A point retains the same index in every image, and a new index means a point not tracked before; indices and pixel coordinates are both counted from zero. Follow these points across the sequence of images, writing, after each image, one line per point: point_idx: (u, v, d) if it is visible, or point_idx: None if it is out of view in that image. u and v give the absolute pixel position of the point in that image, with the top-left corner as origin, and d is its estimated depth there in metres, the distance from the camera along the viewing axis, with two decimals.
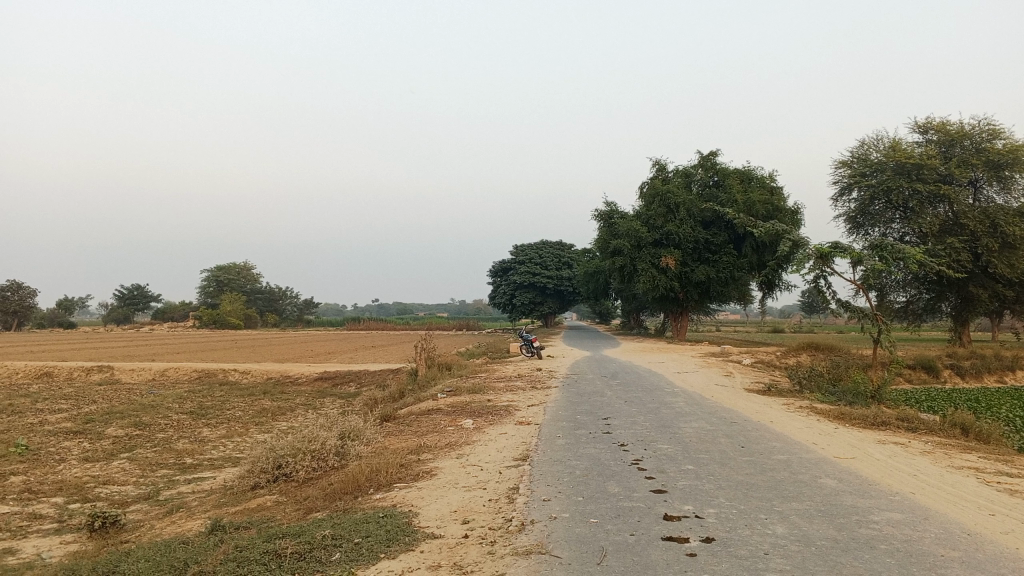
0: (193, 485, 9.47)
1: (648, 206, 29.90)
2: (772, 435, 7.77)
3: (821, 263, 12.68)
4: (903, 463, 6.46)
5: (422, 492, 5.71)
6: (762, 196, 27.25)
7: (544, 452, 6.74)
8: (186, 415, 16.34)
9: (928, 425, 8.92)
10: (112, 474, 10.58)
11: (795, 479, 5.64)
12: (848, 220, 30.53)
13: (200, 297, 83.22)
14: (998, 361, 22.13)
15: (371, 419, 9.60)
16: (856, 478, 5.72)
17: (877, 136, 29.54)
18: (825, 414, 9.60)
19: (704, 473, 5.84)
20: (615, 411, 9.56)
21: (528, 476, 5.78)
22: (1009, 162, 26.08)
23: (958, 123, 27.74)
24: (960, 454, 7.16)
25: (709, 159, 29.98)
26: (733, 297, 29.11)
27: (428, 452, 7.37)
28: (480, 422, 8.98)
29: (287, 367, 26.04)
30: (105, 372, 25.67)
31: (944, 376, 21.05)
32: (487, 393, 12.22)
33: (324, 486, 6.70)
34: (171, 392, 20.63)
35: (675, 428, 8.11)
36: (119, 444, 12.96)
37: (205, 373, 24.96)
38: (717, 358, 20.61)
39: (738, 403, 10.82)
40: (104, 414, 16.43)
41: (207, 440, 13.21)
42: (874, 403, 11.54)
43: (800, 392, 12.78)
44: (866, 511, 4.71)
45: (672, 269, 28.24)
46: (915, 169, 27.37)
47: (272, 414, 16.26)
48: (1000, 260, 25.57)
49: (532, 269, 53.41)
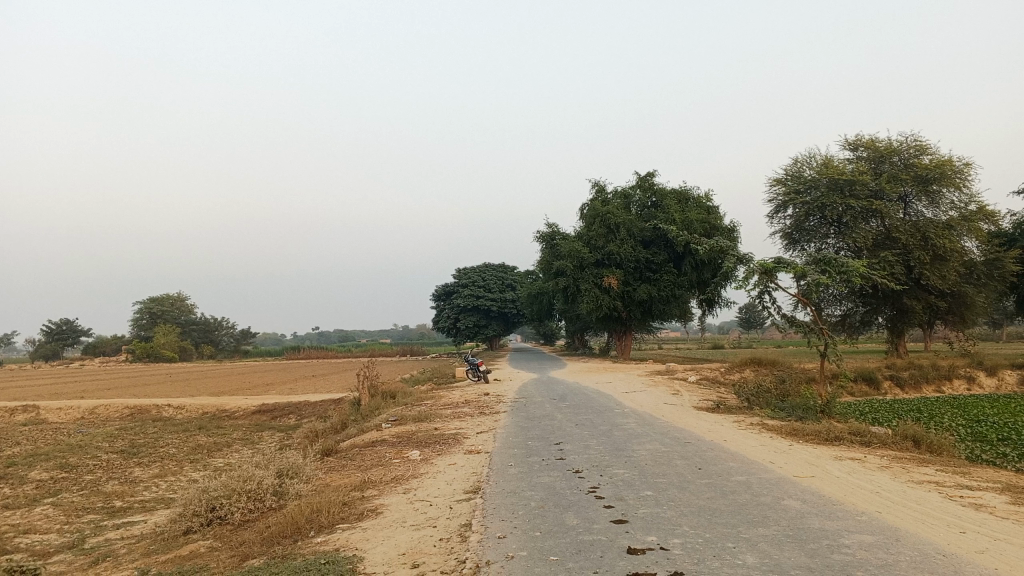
0: (122, 531, 8.86)
1: (589, 226, 29.91)
2: (728, 455, 7.57)
3: (766, 278, 12.68)
4: (864, 480, 6.31)
5: (367, 533, 5.33)
6: (700, 215, 27.50)
7: (496, 483, 6.42)
8: (116, 454, 15.52)
9: (881, 439, 8.86)
10: (33, 522, 9.86)
11: (758, 502, 5.42)
12: (784, 236, 31.02)
13: (132, 329, 80.55)
14: (935, 371, 22.60)
15: (311, 455, 9.13)
16: (819, 498, 5.53)
17: (809, 154, 30.14)
18: (778, 431, 9.50)
19: (664, 499, 5.58)
20: (566, 435, 9.30)
21: (480, 511, 5.46)
22: (937, 176, 26.86)
23: (887, 140, 28.51)
24: (917, 468, 7.06)
25: (646, 179, 30.18)
26: (675, 315, 29.25)
27: (372, 488, 6.97)
28: (427, 452, 8.61)
29: (224, 401, 25.14)
30: (30, 412, 24.40)
31: (884, 388, 21.40)
32: (433, 420, 11.82)
33: (262, 529, 6.26)
34: (101, 431, 19.64)
35: (628, 451, 7.88)
36: (43, 488, 12.18)
37: (137, 409, 23.89)
38: (663, 377, 20.58)
39: (689, 422, 10.66)
40: (27, 457, 15.50)
41: (138, 481, 12.52)
42: (823, 418, 11.50)
43: (749, 408, 12.69)
44: (834, 534, 4.52)
45: (614, 288, 28.25)
46: (848, 185, 27.96)
47: (208, 451, 15.57)
48: (932, 272, 26.24)
49: (475, 292, 53.06)
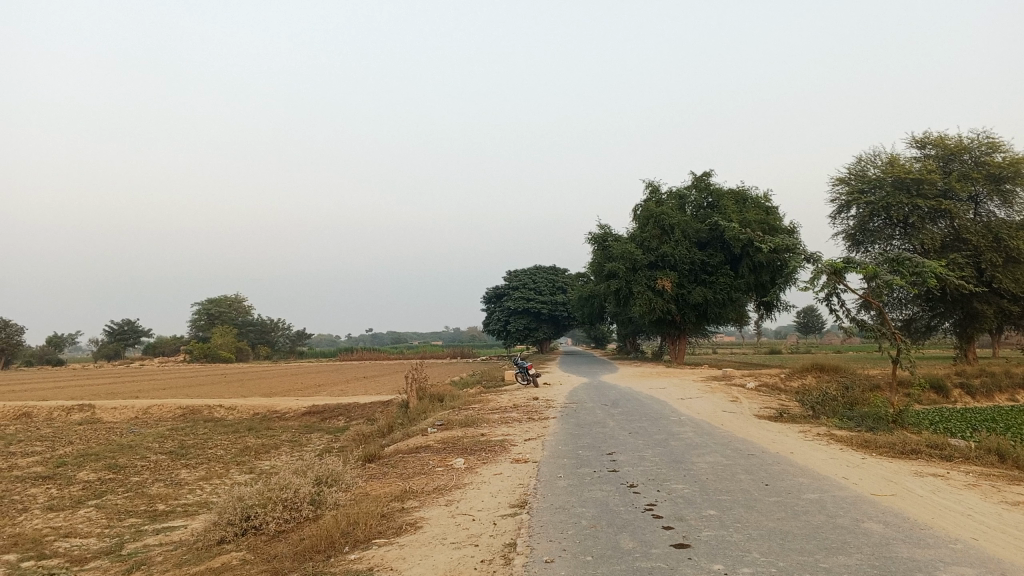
0: (162, 536, 8.65)
1: (642, 227, 29.23)
2: (796, 470, 6.98)
3: (834, 279, 11.98)
4: (952, 500, 5.68)
5: (403, 551, 4.91)
6: (759, 215, 26.66)
7: (544, 497, 5.97)
8: (164, 455, 15.47)
9: (963, 453, 8.15)
10: (75, 524, 9.72)
11: (835, 525, 4.86)
12: (847, 237, 29.91)
13: (191, 330, 82.12)
14: (1009, 379, 21.44)
15: (353, 462, 8.81)
16: (905, 522, 4.94)
17: (873, 151, 29.00)
18: (848, 443, 8.85)
19: (730, 520, 5.06)
20: (620, 444, 8.80)
21: (526, 529, 5.02)
22: (1010, 174, 25.61)
23: (957, 136, 27.27)
24: (1010, 487, 6.37)
25: (702, 179, 29.42)
26: (731, 319, 28.44)
27: (413, 499, 6.57)
28: (472, 460, 8.20)
29: (274, 402, 25.15)
30: (86, 411, 24.73)
31: (954, 396, 20.35)
32: (480, 426, 11.42)
33: (296, 541, 5.91)
34: (152, 431, 19.74)
35: (687, 463, 7.35)
36: (89, 489, 12.11)
37: (189, 410, 24.01)
38: (719, 382, 19.94)
39: (750, 432, 10.05)
40: (78, 457, 15.53)
41: (183, 483, 12.36)
42: (896, 428, 10.78)
43: (814, 418, 11.99)
44: (929, 566, 3.96)
45: (668, 291, 27.57)
46: (915, 184, 26.82)
47: (255, 452, 15.44)
48: (1005, 275, 25.02)
49: (527, 295, 52.54)
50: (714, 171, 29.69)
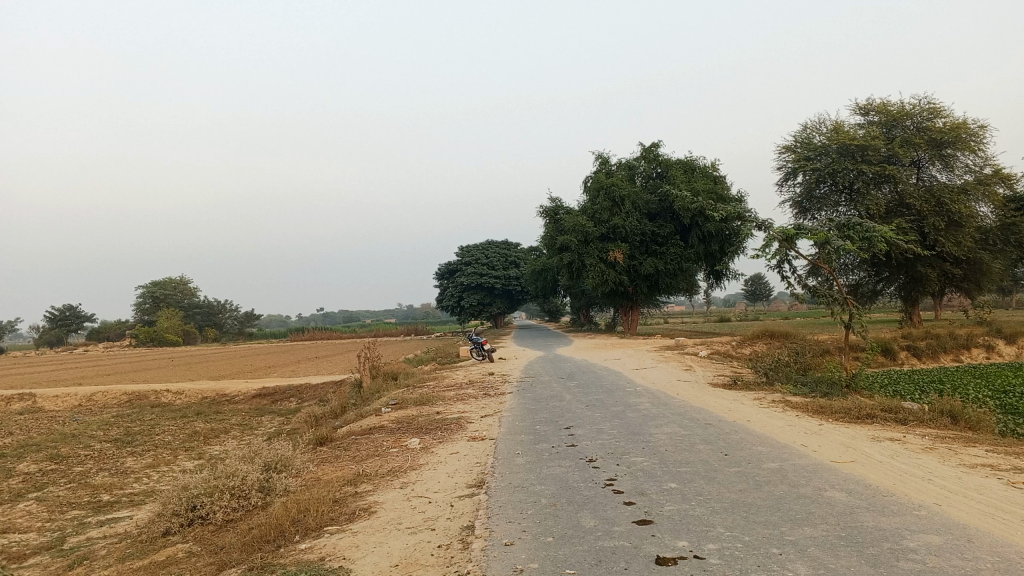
0: (105, 529, 8.30)
1: (593, 199, 29.12)
2: (755, 438, 6.92)
3: (786, 245, 12.00)
4: (911, 465, 5.65)
5: (356, 539, 4.70)
6: (708, 184, 26.74)
7: (503, 475, 5.81)
8: (109, 443, 14.97)
9: (917, 415, 8.21)
10: (13, 519, 9.30)
11: (798, 495, 4.78)
12: (795, 205, 30.27)
13: (136, 314, 80.20)
14: (953, 341, 21.96)
15: (304, 447, 8.54)
16: (867, 489, 4.88)
17: (819, 119, 29.29)
18: (804, 409, 8.87)
19: (692, 493, 4.96)
20: (578, 417, 8.70)
21: (484, 510, 4.85)
22: (951, 139, 26.05)
23: (899, 103, 27.63)
24: (966, 449, 6.39)
25: (651, 150, 29.38)
26: (682, 289, 28.62)
27: (366, 482, 6.35)
28: (427, 440, 8.01)
29: (223, 385, 24.56)
30: (26, 400, 23.88)
31: (900, 358, 20.78)
32: (435, 403, 11.23)
33: (245, 531, 5.65)
34: (96, 419, 19.10)
35: (645, 435, 7.25)
36: (29, 482, 11.60)
37: (135, 396, 23.33)
38: (673, 351, 20.03)
39: (707, 401, 10.03)
40: (17, 448, 14.94)
41: (129, 472, 11.94)
42: (849, 393, 10.87)
43: (769, 384, 12.04)
44: (895, 535, 3.89)
45: (620, 263, 27.59)
46: (860, 151, 27.16)
47: (204, 437, 15.04)
48: (947, 239, 25.55)
49: (479, 270, 52.23)
50: (662, 142, 29.67)
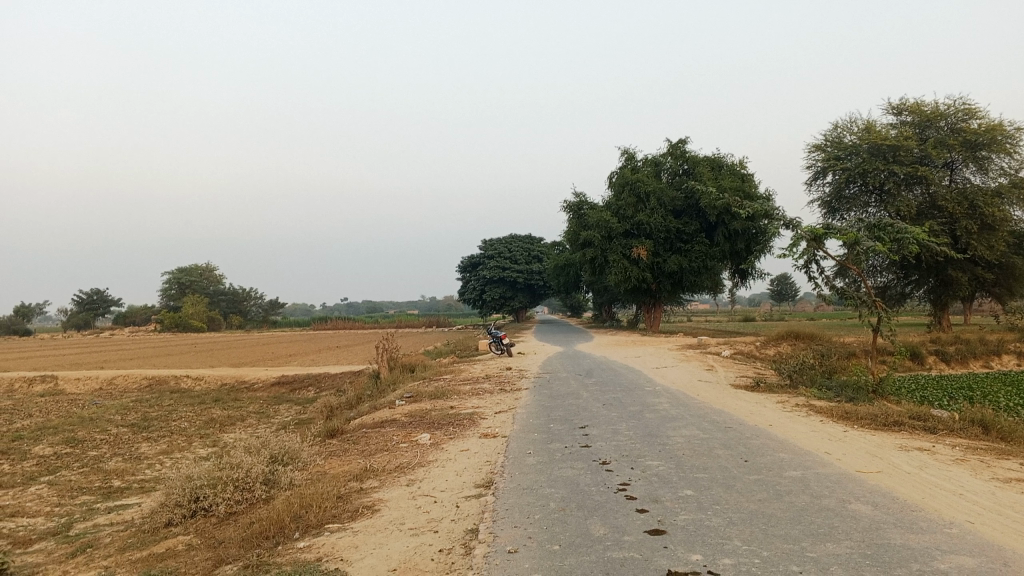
0: (112, 516, 8.21)
1: (618, 195, 28.79)
2: (776, 444, 6.66)
3: (814, 245, 11.67)
4: (941, 478, 5.36)
5: (356, 539, 4.52)
6: (734, 182, 26.33)
7: (512, 476, 5.60)
8: (126, 428, 14.96)
9: (947, 424, 7.88)
10: (24, 503, 9.25)
11: (820, 507, 4.54)
12: (823, 204, 29.77)
13: (163, 299, 81.02)
14: (983, 346, 21.43)
15: (314, 439, 8.39)
16: (895, 503, 4.63)
17: (850, 118, 28.75)
18: (829, 414, 8.56)
19: (709, 501, 4.73)
20: (592, 417, 8.45)
21: (491, 513, 4.64)
22: (987, 141, 25.39)
23: (933, 103, 27.00)
24: (998, 462, 6.09)
25: (678, 146, 28.96)
26: (706, 287, 28.22)
27: (372, 478, 6.18)
28: (438, 435, 7.84)
29: (242, 372, 24.58)
30: (48, 382, 24.03)
31: (929, 364, 20.32)
32: (450, 398, 11.04)
33: (245, 525, 5.50)
34: (115, 403, 19.15)
35: (662, 437, 7.01)
36: (43, 465, 11.59)
37: (155, 381, 23.44)
38: (694, 351, 19.73)
39: (726, 402, 9.75)
40: (36, 430, 14.99)
41: (142, 458, 11.88)
42: (875, 399, 10.53)
43: (792, 387, 11.72)
44: (924, 555, 3.63)
45: (644, 259, 27.28)
46: (891, 151, 26.61)
47: (220, 425, 14.98)
48: (979, 242, 24.93)
49: (502, 264, 52.03)
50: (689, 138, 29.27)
